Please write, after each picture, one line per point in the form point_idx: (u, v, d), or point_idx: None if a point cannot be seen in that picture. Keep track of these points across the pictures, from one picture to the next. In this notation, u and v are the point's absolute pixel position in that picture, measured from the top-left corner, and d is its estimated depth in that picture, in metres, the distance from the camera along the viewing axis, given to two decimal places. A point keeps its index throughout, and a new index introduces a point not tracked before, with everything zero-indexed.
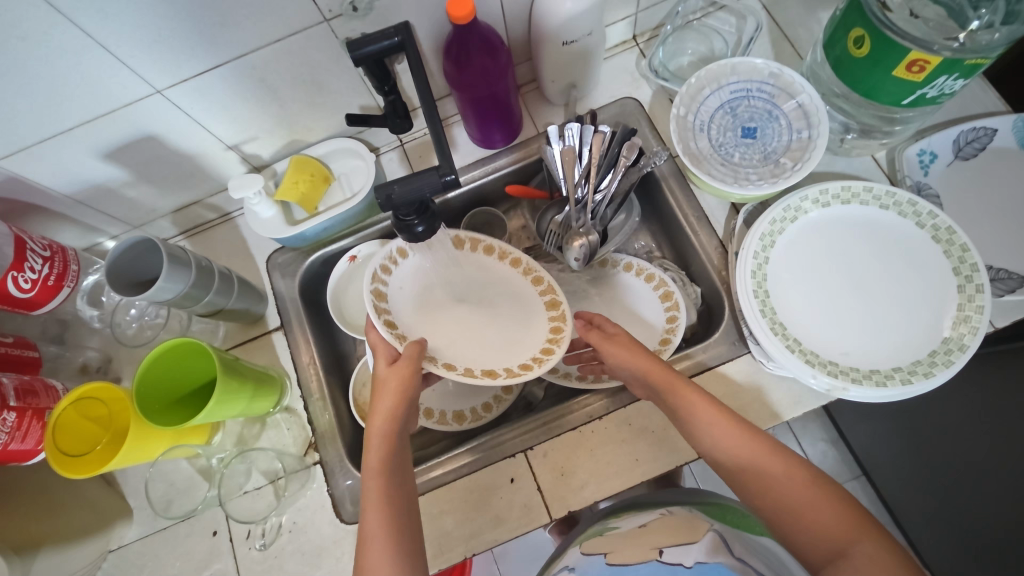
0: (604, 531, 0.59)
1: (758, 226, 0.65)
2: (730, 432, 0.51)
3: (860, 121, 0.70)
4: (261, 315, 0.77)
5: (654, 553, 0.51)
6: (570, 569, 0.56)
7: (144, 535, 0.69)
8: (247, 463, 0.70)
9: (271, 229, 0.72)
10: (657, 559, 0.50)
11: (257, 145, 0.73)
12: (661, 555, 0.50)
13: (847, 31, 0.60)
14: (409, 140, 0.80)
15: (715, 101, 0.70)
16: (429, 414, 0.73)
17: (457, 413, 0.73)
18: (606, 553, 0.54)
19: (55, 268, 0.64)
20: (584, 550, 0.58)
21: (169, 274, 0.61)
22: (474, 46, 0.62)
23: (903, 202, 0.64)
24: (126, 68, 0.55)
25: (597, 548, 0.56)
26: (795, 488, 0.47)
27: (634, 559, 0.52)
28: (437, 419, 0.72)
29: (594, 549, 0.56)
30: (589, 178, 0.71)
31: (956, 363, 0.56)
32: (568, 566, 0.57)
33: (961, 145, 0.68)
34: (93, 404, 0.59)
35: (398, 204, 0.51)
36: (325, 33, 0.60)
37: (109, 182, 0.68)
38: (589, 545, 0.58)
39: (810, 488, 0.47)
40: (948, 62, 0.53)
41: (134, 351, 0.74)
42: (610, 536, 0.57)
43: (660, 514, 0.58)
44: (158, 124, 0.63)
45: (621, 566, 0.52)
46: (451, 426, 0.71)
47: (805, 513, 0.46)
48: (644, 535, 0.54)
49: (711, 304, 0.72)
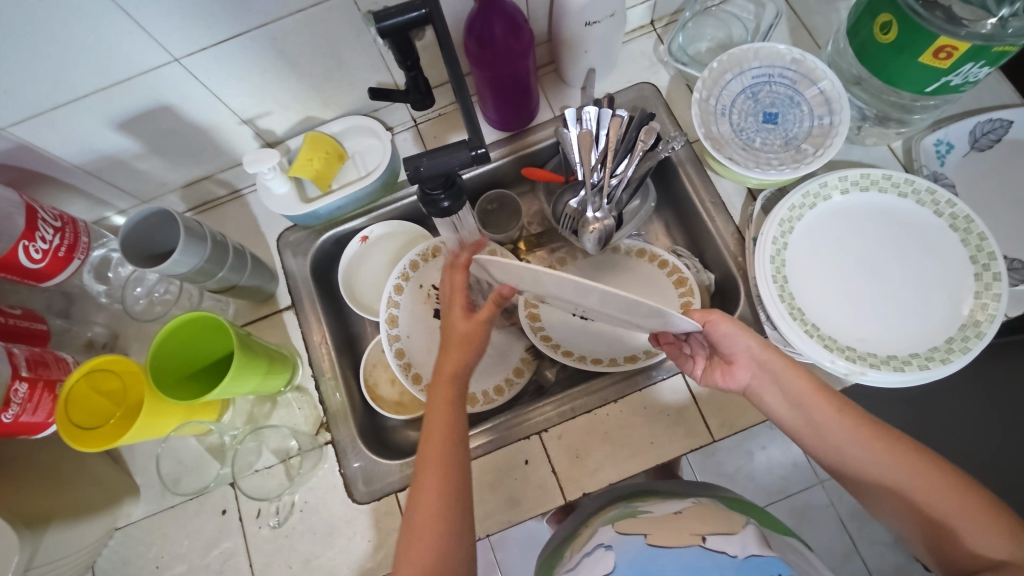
0: (635, 514, 0.58)
1: (777, 212, 0.65)
2: (861, 444, 0.52)
3: (877, 109, 0.70)
4: (272, 293, 0.76)
5: (696, 540, 0.50)
6: (606, 546, 0.52)
7: (153, 512, 0.68)
8: (259, 440, 0.69)
9: (285, 205, 0.71)
10: (700, 545, 0.48)
11: (272, 120, 0.72)
12: (704, 542, 0.49)
13: (873, 17, 0.60)
14: (424, 120, 0.79)
15: (736, 86, 0.70)
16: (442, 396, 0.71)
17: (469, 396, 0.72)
18: (646, 535, 0.52)
19: (66, 239, 0.62)
20: (620, 529, 0.55)
21: (184, 248, 0.60)
22: (499, 22, 0.61)
23: (921, 190, 0.64)
24: (146, 34, 0.54)
25: (632, 530, 0.54)
26: (946, 498, 0.47)
27: (674, 542, 0.50)
28: None
29: (631, 530, 0.54)
30: (606, 162, 0.70)
31: (972, 350, 0.57)
32: (602, 544, 0.54)
33: (978, 136, 0.68)
34: (106, 376, 0.58)
35: (425, 177, 0.50)
36: (348, 4, 0.59)
37: (121, 153, 0.67)
38: (622, 525, 0.56)
39: (964, 497, 0.47)
40: (976, 49, 0.53)
41: (144, 327, 0.73)
42: (644, 520, 0.56)
43: (693, 504, 0.58)
44: (175, 95, 0.62)
45: (662, 548, 0.50)
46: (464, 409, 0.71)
47: (962, 528, 0.46)
48: (680, 522, 0.54)
49: (725, 290, 0.73)
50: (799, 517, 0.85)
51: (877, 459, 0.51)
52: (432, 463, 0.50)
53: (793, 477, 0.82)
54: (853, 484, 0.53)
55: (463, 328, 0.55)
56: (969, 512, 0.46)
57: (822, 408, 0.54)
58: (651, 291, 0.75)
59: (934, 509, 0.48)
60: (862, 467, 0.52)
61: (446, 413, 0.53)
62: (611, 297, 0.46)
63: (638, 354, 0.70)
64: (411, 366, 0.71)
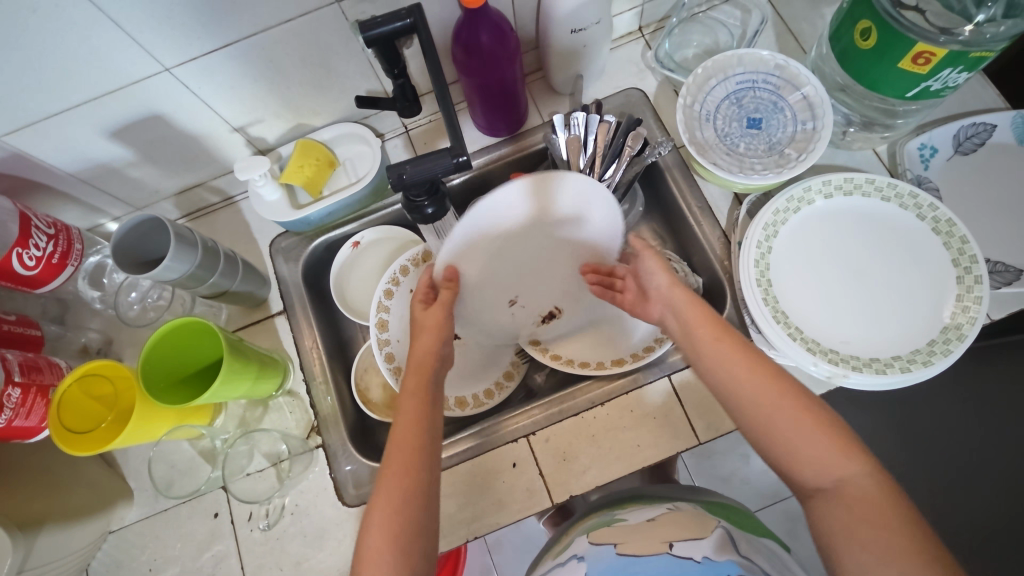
0: (612, 522, 0.59)
1: (761, 216, 0.66)
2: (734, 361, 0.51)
3: (861, 114, 0.70)
4: (264, 299, 0.77)
5: (664, 547, 0.51)
6: (579, 559, 0.54)
7: (146, 516, 0.69)
8: (250, 444, 0.70)
9: (275, 212, 0.72)
10: (668, 552, 0.49)
11: (263, 128, 0.73)
12: (672, 548, 0.49)
13: (853, 23, 0.61)
14: (414, 127, 0.80)
15: (721, 91, 0.71)
16: None
17: (459, 400, 0.72)
18: (617, 544, 0.53)
19: (59, 246, 0.63)
20: (593, 539, 0.56)
21: (174, 254, 0.61)
22: (483, 31, 0.62)
23: (904, 194, 0.64)
24: (136, 45, 0.55)
25: (606, 539, 0.55)
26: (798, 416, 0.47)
27: (645, 550, 0.51)
28: None
29: (604, 539, 0.55)
30: (594, 166, 0.71)
31: (954, 353, 0.57)
32: (577, 555, 0.55)
33: (961, 140, 0.68)
34: (97, 381, 0.59)
35: (409, 184, 0.51)
36: (336, 14, 0.60)
37: (114, 161, 0.68)
38: (597, 535, 0.57)
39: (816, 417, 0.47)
40: (954, 55, 0.54)
41: (138, 332, 0.74)
42: (620, 527, 0.56)
43: (668, 510, 0.58)
44: (166, 104, 0.63)
45: (633, 556, 0.51)
46: (454, 413, 0.71)
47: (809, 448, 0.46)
48: (658, 528, 0.54)
49: (712, 293, 0.73)
50: (789, 520, 0.97)
51: (747, 375, 0.50)
52: (402, 444, 0.52)
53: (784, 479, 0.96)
54: (719, 397, 0.52)
55: (430, 320, 0.61)
56: (814, 431, 0.46)
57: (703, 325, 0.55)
58: None
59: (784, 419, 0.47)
60: (728, 379, 0.51)
61: (416, 411, 0.54)
62: (546, 199, 0.61)
63: (626, 356, 0.70)
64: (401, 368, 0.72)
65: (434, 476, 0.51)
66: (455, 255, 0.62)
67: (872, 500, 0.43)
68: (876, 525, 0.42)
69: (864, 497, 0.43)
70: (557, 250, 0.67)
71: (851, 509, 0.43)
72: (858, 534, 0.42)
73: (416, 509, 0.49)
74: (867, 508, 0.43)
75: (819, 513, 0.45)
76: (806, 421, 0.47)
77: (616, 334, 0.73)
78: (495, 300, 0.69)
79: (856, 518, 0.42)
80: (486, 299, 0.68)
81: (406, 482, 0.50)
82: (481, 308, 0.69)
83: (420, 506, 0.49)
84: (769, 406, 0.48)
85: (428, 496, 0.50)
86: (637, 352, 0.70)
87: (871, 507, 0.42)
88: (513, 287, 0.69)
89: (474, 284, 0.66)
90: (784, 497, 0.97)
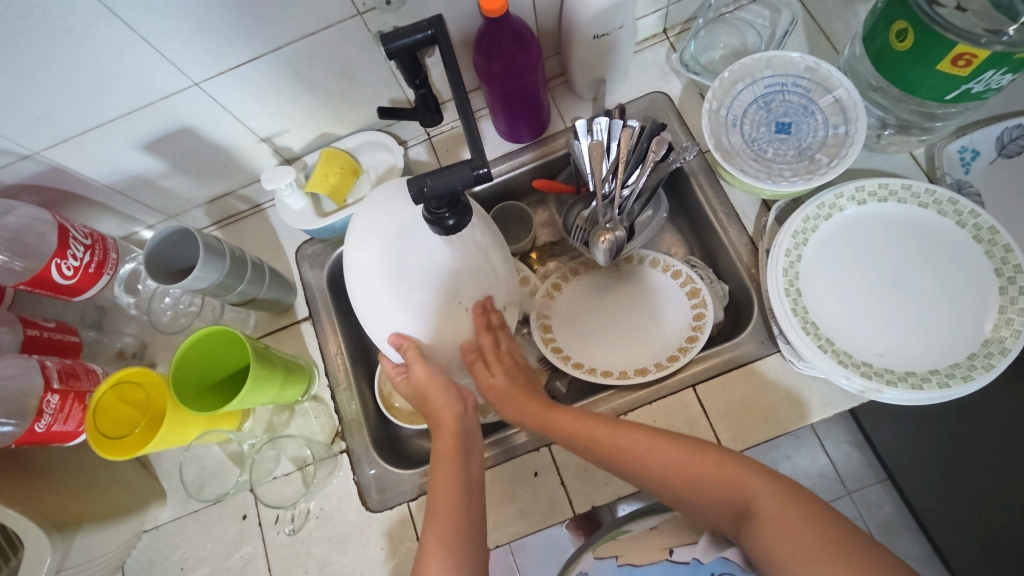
0: (617, 535, 0.61)
1: (790, 224, 0.64)
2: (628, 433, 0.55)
3: (898, 117, 0.68)
4: (290, 305, 0.78)
5: (664, 553, 0.55)
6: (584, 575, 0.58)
7: (178, 516, 0.71)
8: (277, 449, 0.71)
9: (302, 221, 0.73)
10: (666, 559, 0.53)
11: (289, 138, 0.74)
12: (670, 555, 0.53)
13: (889, 24, 0.59)
14: (437, 134, 0.80)
15: (748, 95, 0.69)
16: None
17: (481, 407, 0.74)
18: (617, 557, 0.57)
19: (96, 256, 0.65)
20: (598, 554, 0.60)
21: (204, 264, 0.63)
22: (506, 39, 0.62)
23: (944, 200, 0.62)
24: (166, 61, 0.56)
25: (608, 552, 0.59)
26: (691, 461, 0.51)
27: (644, 559, 0.55)
28: None
29: (605, 553, 0.59)
30: (617, 173, 0.70)
31: (996, 367, 0.55)
32: (582, 572, 0.60)
33: (1006, 142, 0.65)
34: (131, 388, 0.61)
35: (431, 197, 0.50)
36: (358, 26, 0.60)
37: (147, 173, 0.69)
38: (601, 550, 0.60)
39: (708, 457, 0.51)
40: (997, 56, 0.51)
41: (169, 338, 0.76)
42: (622, 540, 0.60)
43: (671, 517, 0.60)
44: (195, 117, 0.64)
45: (632, 565, 0.55)
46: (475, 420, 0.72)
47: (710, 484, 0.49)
48: (657, 537, 0.57)
49: (739, 301, 0.72)
50: None
51: (636, 439, 0.54)
52: (443, 490, 0.53)
53: None
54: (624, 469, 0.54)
55: (423, 380, 0.59)
56: (709, 465, 0.50)
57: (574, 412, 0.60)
58: (662, 303, 0.74)
59: (680, 469, 0.51)
60: (622, 458, 0.54)
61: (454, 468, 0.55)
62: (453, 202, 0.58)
63: (649, 365, 0.69)
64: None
65: (473, 518, 0.52)
66: (389, 322, 0.59)
67: (783, 507, 0.45)
68: (799, 534, 0.44)
69: (776, 511, 0.45)
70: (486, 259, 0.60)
71: (778, 529, 0.45)
72: (800, 551, 0.43)
73: (466, 560, 0.48)
74: (784, 521, 0.45)
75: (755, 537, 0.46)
76: (701, 458, 0.51)
77: (644, 345, 0.72)
78: (448, 314, 0.59)
79: (782, 532, 0.44)
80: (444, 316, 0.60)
81: (447, 540, 0.49)
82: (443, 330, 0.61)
83: (464, 552, 0.49)
84: (665, 461, 0.52)
85: (471, 542, 0.50)
86: (662, 361, 0.69)
87: (787, 516, 0.45)
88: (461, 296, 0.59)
89: (419, 318, 0.59)
90: None
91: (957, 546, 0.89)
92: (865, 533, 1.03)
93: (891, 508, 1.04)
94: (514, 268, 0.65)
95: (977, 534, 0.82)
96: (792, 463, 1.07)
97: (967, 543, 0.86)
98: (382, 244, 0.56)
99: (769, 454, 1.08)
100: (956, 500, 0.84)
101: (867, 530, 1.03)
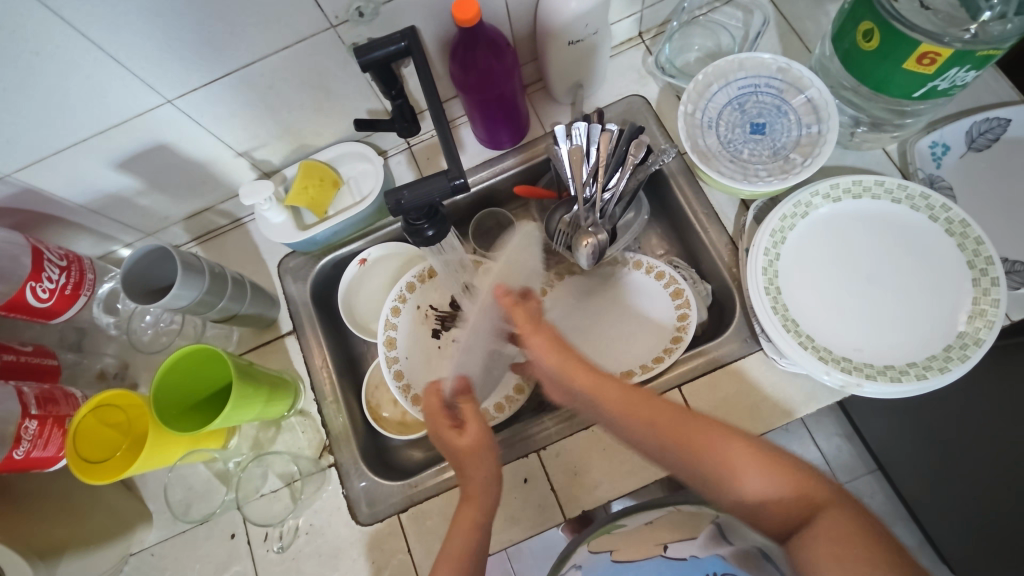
0: (612, 530, 0.62)
1: (768, 222, 0.64)
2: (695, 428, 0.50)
3: (870, 114, 0.69)
4: (274, 319, 0.78)
5: (659, 549, 0.55)
6: (577, 568, 0.59)
7: (165, 538, 0.70)
8: (263, 466, 0.71)
9: (282, 234, 0.73)
10: (661, 555, 0.53)
11: (267, 151, 0.73)
12: (665, 550, 0.54)
13: (855, 24, 0.60)
14: (417, 143, 0.80)
15: (723, 97, 0.70)
16: None
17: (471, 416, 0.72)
18: (611, 551, 0.57)
19: (72, 277, 0.64)
20: (592, 547, 0.60)
21: (183, 281, 0.62)
22: (480, 47, 0.62)
23: (916, 195, 0.63)
24: (136, 78, 0.56)
25: (603, 546, 0.59)
26: (760, 467, 0.47)
27: (639, 555, 0.55)
28: None
29: (600, 547, 0.59)
30: (597, 176, 0.70)
31: (971, 358, 0.56)
32: (576, 565, 0.60)
33: (975, 136, 0.67)
34: (111, 410, 0.60)
35: (408, 209, 0.51)
36: (332, 39, 0.60)
37: (122, 191, 0.69)
38: (596, 544, 0.61)
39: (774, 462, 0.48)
40: (960, 54, 0.52)
41: (151, 357, 0.76)
42: (616, 535, 0.60)
43: (667, 512, 0.61)
44: (169, 134, 0.64)
45: (626, 561, 0.55)
46: None
47: (771, 489, 0.47)
48: (652, 532, 0.58)
49: (722, 300, 0.72)
50: None
51: (700, 438, 0.49)
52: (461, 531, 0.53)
53: None
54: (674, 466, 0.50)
55: (475, 440, 0.55)
56: (772, 472, 0.47)
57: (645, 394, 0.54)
58: (646, 304, 0.75)
59: (746, 475, 0.47)
60: (686, 455, 0.49)
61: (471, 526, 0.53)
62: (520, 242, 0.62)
63: (635, 368, 0.70)
64: (410, 388, 0.73)
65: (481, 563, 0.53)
66: (421, 375, 0.75)
67: (848, 529, 0.44)
68: (860, 559, 0.42)
69: (840, 532, 0.44)
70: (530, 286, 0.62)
71: (839, 554, 0.43)
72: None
73: None
74: (847, 542, 0.43)
75: (809, 554, 0.44)
76: (766, 467, 0.47)
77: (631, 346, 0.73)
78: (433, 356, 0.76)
79: (832, 552, 0.43)
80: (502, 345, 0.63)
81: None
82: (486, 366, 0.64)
83: None
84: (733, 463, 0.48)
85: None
86: (648, 363, 0.69)
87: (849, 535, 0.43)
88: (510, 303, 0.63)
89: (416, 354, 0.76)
90: None
91: (948, 534, 0.91)
92: None
93: (882, 498, 1.05)
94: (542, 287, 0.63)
95: (964, 521, 0.84)
96: None
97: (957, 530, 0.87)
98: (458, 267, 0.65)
99: None
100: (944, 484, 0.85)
101: None
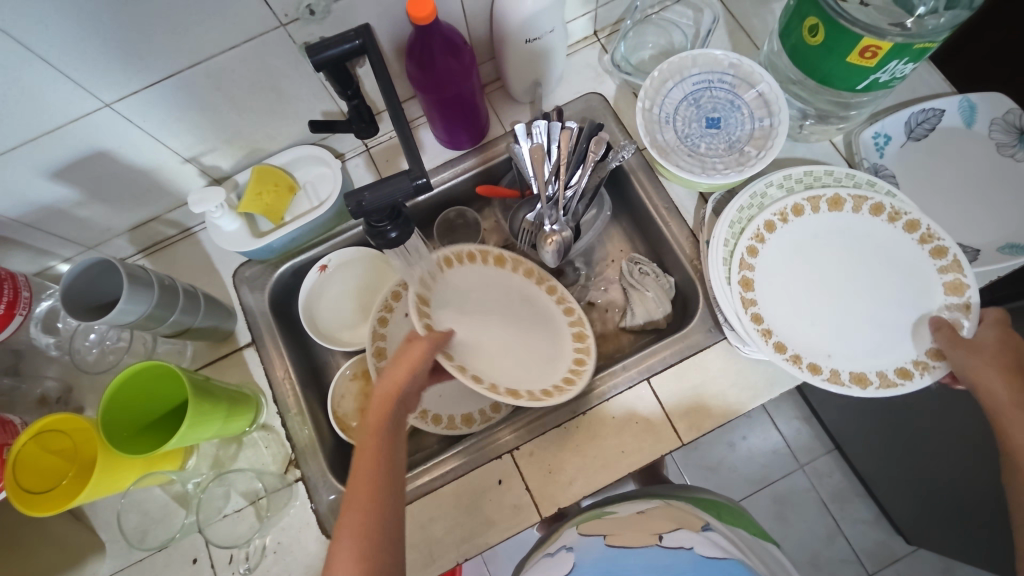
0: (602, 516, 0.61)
1: (727, 214, 0.65)
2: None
3: (817, 107, 0.71)
4: (230, 332, 0.74)
5: (654, 538, 0.53)
6: (568, 548, 0.55)
7: (121, 568, 0.66)
8: (225, 485, 0.67)
9: (236, 242, 0.70)
10: (658, 543, 0.52)
11: (216, 156, 0.70)
12: (662, 539, 0.52)
13: (801, 20, 0.62)
14: (375, 145, 0.78)
15: (678, 93, 0.71)
16: (437, 419, 0.71)
17: (466, 416, 0.71)
18: (605, 536, 0.55)
19: (5, 295, 0.60)
20: (582, 530, 0.58)
21: (130, 296, 0.59)
22: (437, 46, 0.61)
23: (862, 182, 0.66)
24: (70, 82, 0.52)
25: (594, 531, 0.57)
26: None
27: (635, 543, 0.52)
28: (445, 424, 0.70)
29: (592, 531, 0.57)
30: (559, 174, 0.69)
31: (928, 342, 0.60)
32: (566, 545, 0.56)
33: (913, 126, 0.70)
34: (56, 435, 0.56)
35: (370, 210, 0.50)
36: (282, 38, 0.58)
37: (59, 203, 0.65)
38: (585, 527, 0.58)
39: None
40: (898, 47, 0.55)
41: (98, 378, 0.71)
42: (610, 520, 0.58)
43: (660, 504, 0.60)
44: (110, 140, 0.60)
45: (622, 547, 0.52)
46: (461, 430, 0.70)
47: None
48: (646, 522, 0.56)
49: (685, 292, 0.74)
50: (780, 503, 1.08)
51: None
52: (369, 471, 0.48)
53: (771, 463, 1.10)
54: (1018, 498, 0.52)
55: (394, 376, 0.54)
56: None
57: (996, 377, 0.54)
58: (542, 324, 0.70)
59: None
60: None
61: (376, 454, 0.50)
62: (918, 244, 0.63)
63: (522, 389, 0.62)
64: None
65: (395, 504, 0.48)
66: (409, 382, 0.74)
67: None
68: None
69: None
70: (890, 268, 0.64)
71: None
72: None
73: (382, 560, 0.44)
74: None
75: None
76: None
77: (525, 348, 0.68)
78: None
79: None
80: (793, 239, 0.66)
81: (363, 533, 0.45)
82: (766, 258, 0.65)
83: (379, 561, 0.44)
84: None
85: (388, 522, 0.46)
86: (535, 392, 0.63)
87: None
88: (869, 239, 0.65)
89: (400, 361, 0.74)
90: (772, 480, 1.09)
91: (900, 504, 0.97)
92: (819, 502, 1.08)
93: (841, 476, 1.09)
94: (872, 253, 0.65)
95: (917, 489, 0.89)
96: (748, 444, 1.11)
97: (908, 500, 0.94)
98: (828, 227, 0.66)
99: (724, 438, 1.11)
100: (928, 425, 0.80)
101: (821, 500, 1.08)
